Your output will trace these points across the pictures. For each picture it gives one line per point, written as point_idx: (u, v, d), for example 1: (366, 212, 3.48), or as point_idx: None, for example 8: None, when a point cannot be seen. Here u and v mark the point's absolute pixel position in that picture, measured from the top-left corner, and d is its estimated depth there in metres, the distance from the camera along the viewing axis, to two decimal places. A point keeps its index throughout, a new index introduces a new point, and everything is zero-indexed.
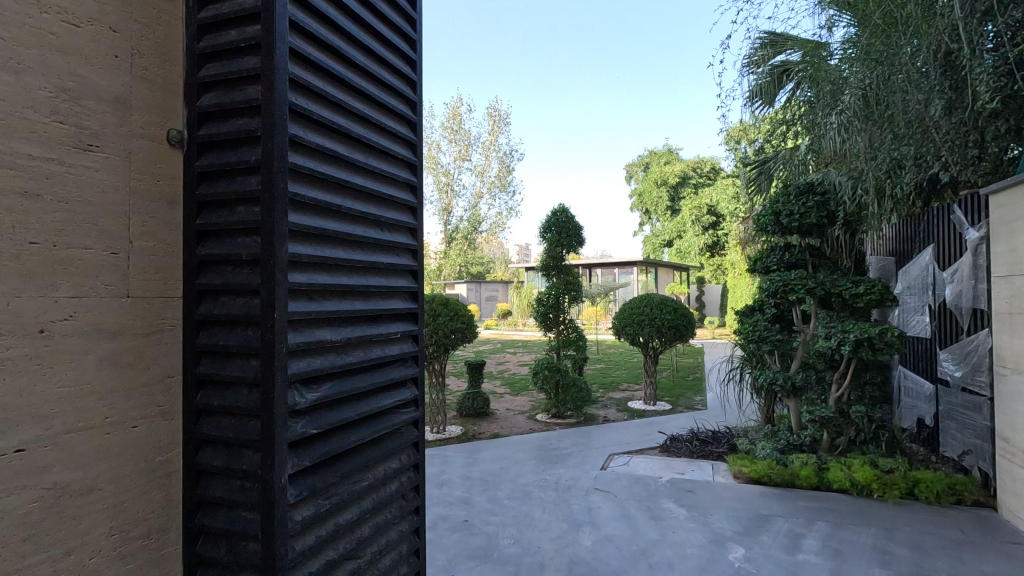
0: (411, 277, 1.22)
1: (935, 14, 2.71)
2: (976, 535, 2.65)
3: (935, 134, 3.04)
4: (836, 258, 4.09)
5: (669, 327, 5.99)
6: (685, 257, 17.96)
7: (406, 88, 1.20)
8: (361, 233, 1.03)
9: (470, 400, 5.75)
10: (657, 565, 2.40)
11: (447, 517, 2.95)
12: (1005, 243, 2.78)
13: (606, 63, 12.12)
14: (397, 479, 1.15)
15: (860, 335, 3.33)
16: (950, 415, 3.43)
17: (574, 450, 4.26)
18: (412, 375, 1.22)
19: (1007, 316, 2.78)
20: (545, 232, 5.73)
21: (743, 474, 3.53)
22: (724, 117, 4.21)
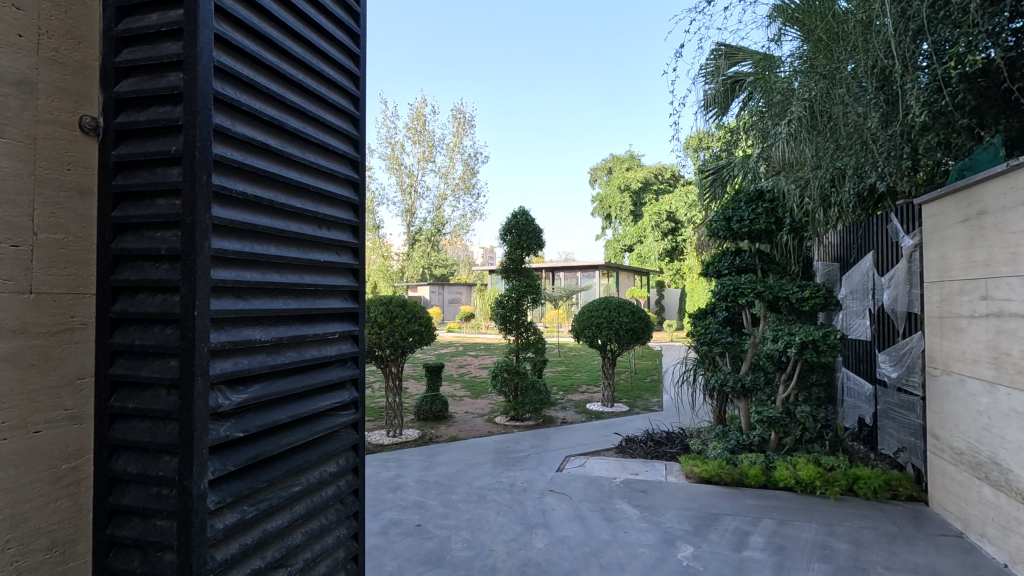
0: (352, 275, 1.20)
1: (871, 33, 2.85)
2: (910, 528, 2.77)
3: (873, 145, 3.10)
4: (782, 264, 4.25)
5: (626, 330, 6.07)
6: (646, 262, 18.31)
7: (349, 84, 1.18)
8: (296, 229, 1.00)
9: (428, 404, 5.69)
10: (608, 565, 2.42)
11: (400, 522, 2.90)
12: (935, 250, 2.94)
13: (570, 70, 12.22)
14: (334, 484, 1.12)
15: (805, 337, 3.46)
16: (888, 414, 3.59)
17: (530, 452, 4.27)
18: (352, 376, 1.19)
19: (937, 318, 2.93)
20: (505, 234, 5.71)
21: (694, 474, 3.60)
22: (676, 125, 4.32)
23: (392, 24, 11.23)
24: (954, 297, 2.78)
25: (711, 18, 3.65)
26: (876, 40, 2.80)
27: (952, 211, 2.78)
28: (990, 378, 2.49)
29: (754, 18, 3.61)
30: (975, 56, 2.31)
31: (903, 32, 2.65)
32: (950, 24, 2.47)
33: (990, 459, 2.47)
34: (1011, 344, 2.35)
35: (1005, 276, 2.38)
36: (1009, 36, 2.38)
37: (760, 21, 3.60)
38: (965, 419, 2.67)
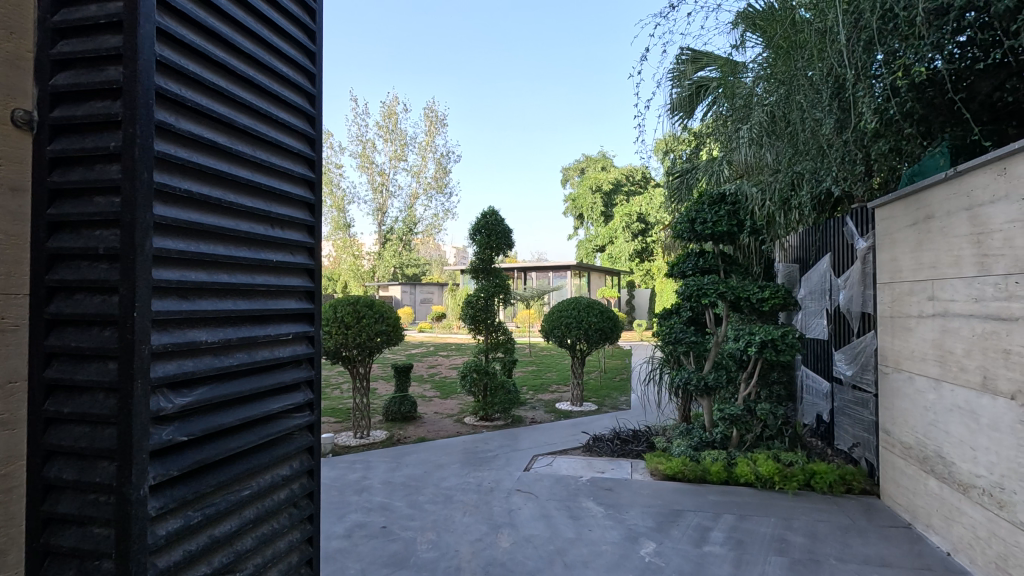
0: (307, 276, 1.18)
1: (827, 41, 2.95)
2: (862, 521, 2.87)
3: (830, 151, 3.20)
4: (744, 265, 4.36)
5: (595, 329, 6.12)
6: (616, 263, 18.54)
7: (304, 82, 1.17)
8: (246, 228, 0.98)
9: (396, 405, 5.64)
10: (571, 563, 2.44)
11: (365, 525, 2.87)
12: (887, 252, 3.05)
13: (543, 72, 12.25)
14: (287, 487, 1.10)
15: (765, 337, 3.55)
16: (843, 410, 3.71)
17: (499, 452, 4.27)
18: (307, 377, 1.17)
19: (888, 318, 3.05)
20: (474, 234, 5.70)
21: (659, 471, 3.67)
22: (641, 126, 4.39)
23: (362, 23, 11.07)
24: (904, 297, 2.89)
25: (674, 24, 3.73)
26: (833, 49, 2.89)
27: (902, 214, 2.89)
28: (936, 375, 2.60)
29: (716, 25, 3.70)
30: (921, 67, 2.40)
31: (857, 43, 2.75)
32: (899, 36, 2.56)
33: (935, 453, 2.58)
34: (954, 343, 2.46)
35: (949, 277, 2.49)
36: (954, 48, 2.49)
37: (723, 28, 3.69)
38: (913, 415, 2.78)
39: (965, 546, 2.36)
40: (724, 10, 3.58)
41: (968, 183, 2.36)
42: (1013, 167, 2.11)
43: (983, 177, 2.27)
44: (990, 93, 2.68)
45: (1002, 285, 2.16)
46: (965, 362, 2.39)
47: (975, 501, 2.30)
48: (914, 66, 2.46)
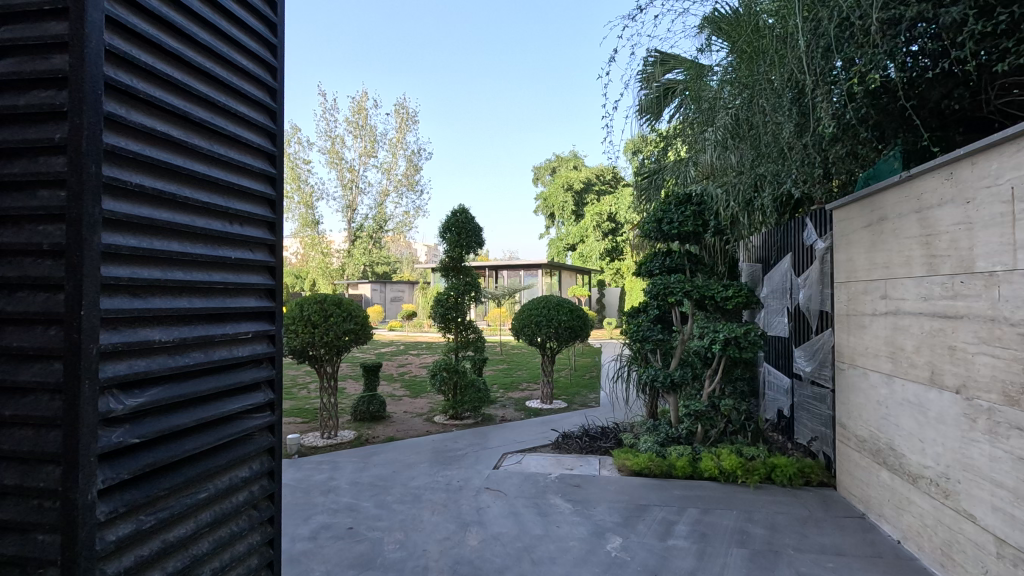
0: (268, 274, 1.16)
1: (789, 48, 3.03)
2: (820, 512, 2.97)
3: (791, 154, 3.28)
4: (710, 265, 4.46)
5: (565, 328, 6.16)
6: (587, 262, 18.70)
7: (265, 76, 1.15)
8: (203, 224, 0.96)
9: (365, 404, 5.57)
10: (539, 560, 2.46)
11: (330, 526, 2.83)
12: (844, 253, 3.16)
13: (515, 71, 12.24)
14: (246, 489, 1.08)
15: (729, 334, 3.64)
16: (803, 406, 3.83)
17: (468, 451, 4.27)
18: (267, 377, 1.15)
19: (844, 316, 3.16)
20: (444, 232, 5.66)
21: (626, 467, 3.72)
22: (609, 127, 4.44)
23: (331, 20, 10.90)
24: (860, 296, 2.99)
25: (642, 26, 3.79)
26: (793, 55, 2.98)
27: (857, 216, 3.00)
28: (888, 370, 2.71)
29: (683, 28, 3.77)
30: (875, 75, 2.49)
31: (816, 50, 2.84)
32: (855, 44, 2.64)
33: (887, 445, 2.69)
34: (905, 339, 2.57)
35: (901, 277, 2.60)
36: (907, 57, 2.58)
37: (690, 32, 3.77)
38: (867, 409, 2.89)
39: (913, 534, 2.47)
40: (692, 14, 3.66)
41: (918, 187, 2.46)
42: (959, 171, 2.21)
43: (932, 180, 2.37)
44: (940, 101, 2.80)
45: (948, 284, 2.26)
46: (915, 358, 2.49)
47: (923, 491, 2.41)
48: (869, 73, 2.55)
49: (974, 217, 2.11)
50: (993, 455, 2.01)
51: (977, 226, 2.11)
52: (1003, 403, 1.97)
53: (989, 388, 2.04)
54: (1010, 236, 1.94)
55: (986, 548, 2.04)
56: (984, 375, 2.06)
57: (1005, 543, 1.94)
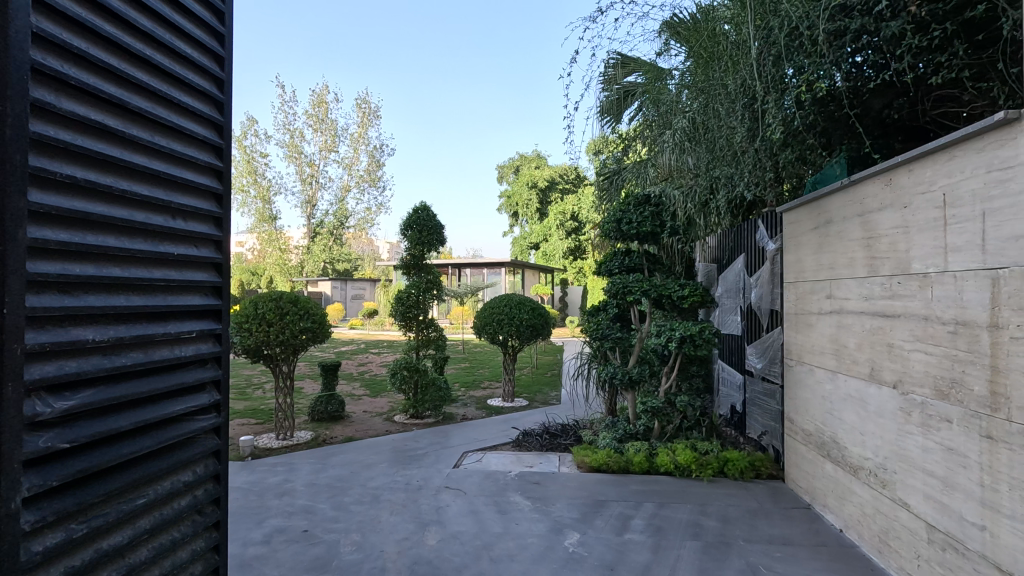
0: (214, 270, 1.12)
1: (743, 55, 3.12)
2: (769, 503, 3.09)
3: (744, 158, 3.38)
4: (667, 264, 4.56)
5: (526, 326, 6.19)
6: (551, 260, 18.83)
7: (211, 65, 1.11)
8: (142, 218, 0.92)
9: (323, 404, 5.46)
10: (498, 557, 2.47)
11: (285, 529, 2.76)
12: (793, 254, 3.29)
13: (478, 69, 12.18)
14: (189, 494, 1.04)
15: (684, 333, 3.73)
16: (754, 401, 3.97)
17: (428, 450, 4.24)
18: (213, 378, 1.11)
19: (793, 314, 3.29)
20: (405, 229, 5.59)
21: (585, 463, 3.77)
22: (570, 127, 4.49)
23: (289, 20, 10.70)
24: (807, 296, 3.12)
25: (603, 28, 3.84)
26: (747, 62, 3.07)
27: (806, 219, 3.12)
28: (832, 367, 2.84)
29: (643, 32, 3.84)
30: (822, 83, 2.59)
31: (768, 57, 2.93)
32: (804, 52, 2.74)
33: (830, 438, 2.81)
34: (848, 337, 2.69)
35: (844, 277, 2.72)
36: (852, 67, 2.68)
37: (649, 36, 3.84)
38: (813, 404, 3.01)
39: (854, 523, 2.59)
40: (651, 19, 3.72)
41: (861, 192, 2.59)
42: (897, 177, 2.33)
43: (873, 186, 2.49)
44: (881, 110, 2.95)
45: (887, 285, 2.38)
46: (856, 354, 2.62)
47: (863, 481, 2.53)
48: (816, 82, 2.66)
49: (910, 221, 2.23)
50: (925, 446, 2.13)
51: (913, 230, 2.22)
52: (935, 397, 2.09)
53: (923, 383, 2.16)
54: (943, 239, 2.05)
55: (919, 534, 2.16)
56: (918, 371, 2.18)
57: (935, 529, 2.07)
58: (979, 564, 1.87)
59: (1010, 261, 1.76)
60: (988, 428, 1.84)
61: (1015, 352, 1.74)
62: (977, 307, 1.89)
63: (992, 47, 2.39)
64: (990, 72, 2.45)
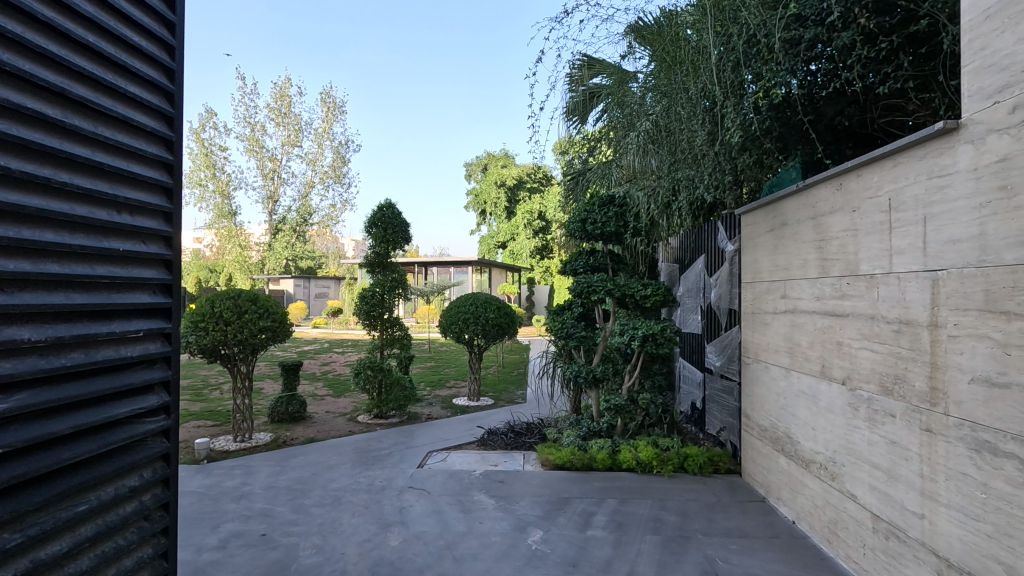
0: (164, 268, 1.08)
1: (704, 60, 3.20)
2: (726, 497, 3.17)
3: (705, 161, 3.45)
4: (631, 264, 4.63)
5: (491, 325, 6.18)
6: (518, 259, 18.88)
7: (161, 55, 1.07)
8: (83, 212, 0.88)
9: (283, 405, 5.33)
10: (460, 557, 2.46)
11: (242, 534, 2.69)
12: (750, 255, 3.38)
13: (445, 66, 12.10)
14: (136, 499, 1.01)
15: (647, 331, 3.80)
16: (713, 398, 4.07)
17: (392, 450, 4.19)
18: (163, 379, 1.07)
19: (749, 314, 3.39)
20: (369, 227, 5.51)
21: (549, 461, 3.81)
22: (535, 127, 4.51)
23: (253, 15, 10.46)
24: (763, 295, 3.22)
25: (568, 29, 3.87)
26: (707, 67, 3.15)
27: (762, 221, 3.21)
28: (786, 364, 2.94)
29: (607, 35, 3.89)
30: (778, 90, 2.67)
31: (727, 63, 3.02)
32: (761, 59, 2.82)
33: (785, 434, 2.91)
34: (801, 336, 2.78)
35: (798, 278, 2.82)
36: (806, 75, 2.77)
37: (614, 39, 3.90)
38: (768, 400, 3.11)
39: (806, 515, 2.69)
40: (616, 21, 3.78)
41: (813, 196, 2.68)
42: (847, 182, 2.42)
43: (825, 190, 2.59)
44: (834, 117, 3.05)
45: (837, 285, 2.48)
46: (808, 352, 2.72)
47: (815, 474, 2.63)
48: (772, 88, 2.74)
49: (859, 225, 2.33)
50: (871, 440, 2.23)
51: (861, 233, 2.32)
52: (881, 393, 2.18)
53: (869, 379, 2.25)
54: (888, 243, 2.15)
55: (865, 524, 2.26)
56: (865, 368, 2.27)
57: (880, 519, 2.17)
58: (919, 552, 1.97)
59: (948, 263, 1.86)
60: (928, 422, 1.93)
61: (953, 350, 1.83)
62: (919, 307, 1.98)
63: (934, 60, 2.52)
64: (931, 84, 2.58)
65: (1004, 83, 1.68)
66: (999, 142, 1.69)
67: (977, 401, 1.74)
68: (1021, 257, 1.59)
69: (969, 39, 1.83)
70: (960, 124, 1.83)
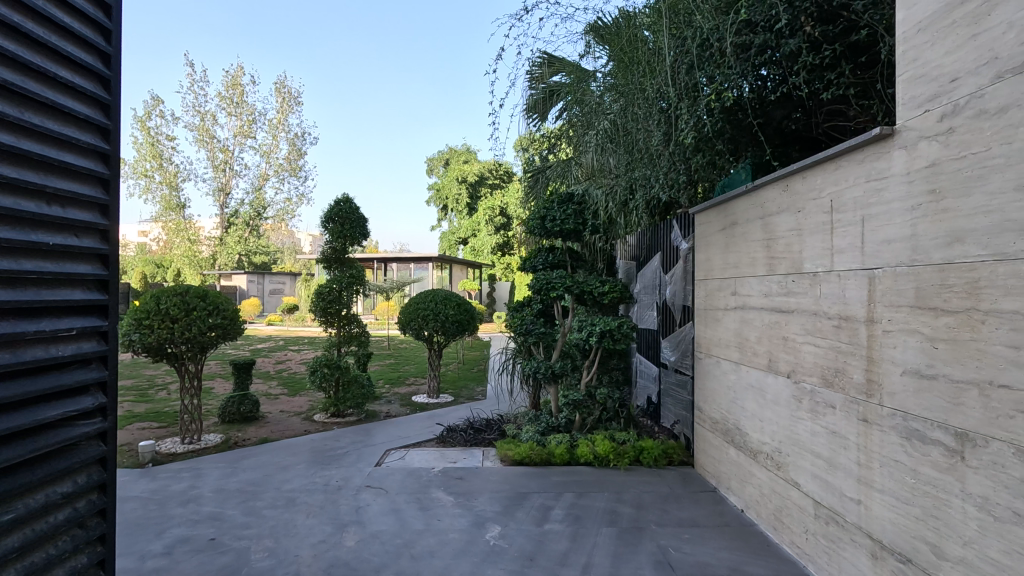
0: (100, 264, 1.03)
1: (660, 62, 3.27)
2: (679, 489, 3.27)
3: (660, 161, 3.54)
4: (590, 262, 4.70)
5: (451, 321, 6.15)
6: (479, 255, 18.83)
7: (96, 39, 1.02)
8: (9, 203, 0.83)
9: (235, 405, 5.16)
10: (418, 555, 2.45)
11: (189, 539, 2.60)
12: (703, 253, 3.49)
13: (405, 60, 11.93)
14: (69, 506, 0.96)
15: (604, 328, 3.86)
16: (668, 392, 4.18)
17: (349, 450, 4.12)
18: (99, 379, 1.02)
19: (702, 310, 3.49)
20: (326, 222, 5.38)
21: (508, 457, 3.82)
22: (494, 123, 4.51)
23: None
24: (715, 292, 3.32)
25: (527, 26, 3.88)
26: (663, 69, 3.22)
27: (715, 220, 3.31)
28: (735, 359, 3.04)
29: (566, 33, 3.92)
30: (729, 93, 2.76)
31: (682, 66, 3.09)
32: (714, 63, 2.90)
33: (734, 426, 3.01)
34: (749, 331, 2.89)
35: (747, 276, 2.92)
36: (756, 80, 2.87)
37: (573, 37, 3.93)
38: (719, 394, 3.21)
39: (753, 503, 2.80)
40: (575, 20, 3.81)
41: (761, 197, 2.79)
42: (793, 185, 2.52)
43: (772, 191, 2.69)
44: (782, 120, 3.18)
45: (784, 283, 2.58)
46: (756, 347, 2.82)
47: (761, 464, 2.74)
48: (724, 91, 2.82)
49: (803, 225, 2.43)
50: (813, 430, 2.33)
51: (806, 233, 2.42)
52: (822, 385, 2.29)
53: (812, 373, 2.36)
54: (829, 243, 2.26)
55: (807, 510, 2.36)
56: (808, 362, 2.38)
57: (821, 505, 2.28)
58: (855, 535, 2.08)
59: (883, 262, 1.96)
60: (864, 412, 2.04)
61: (887, 344, 1.94)
62: (857, 304, 2.09)
63: (872, 69, 2.65)
64: (870, 92, 2.71)
65: (933, 93, 1.79)
66: (929, 148, 1.79)
67: (907, 391, 1.85)
68: (948, 256, 1.70)
69: (903, 51, 1.93)
70: (894, 131, 1.94)
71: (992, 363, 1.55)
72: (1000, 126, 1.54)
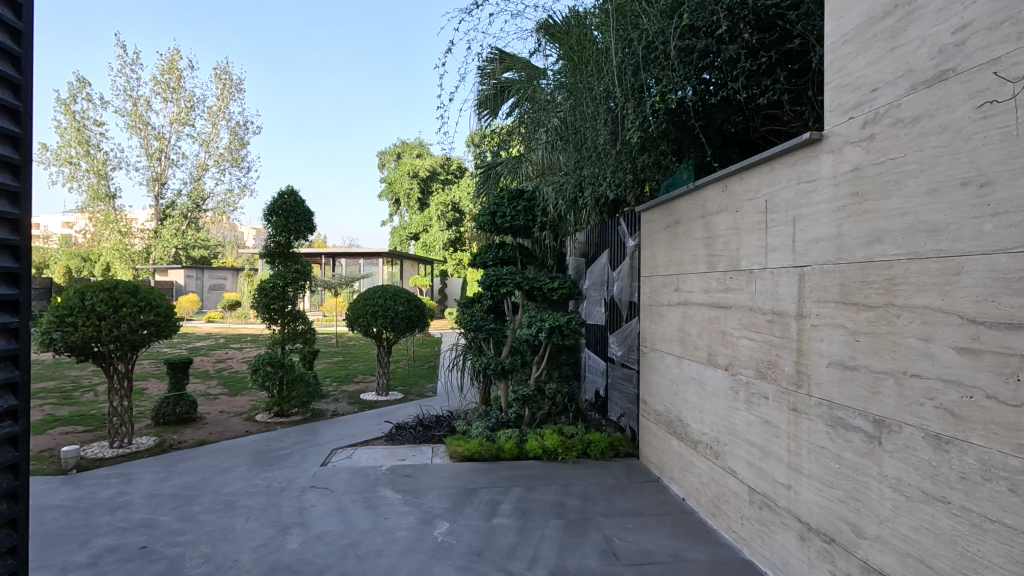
0: (9, 254, 0.95)
1: (608, 62, 3.32)
2: (625, 480, 3.35)
3: (608, 160, 3.61)
4: (540, 258, 4.75)
5: (400, 318, 6.07)
6: (430, 251, 18.64)
7: (3, 12, 0.94)
8: None
9: (170, 406, 4.91)
10: (364, 554, 2.41)
11: (117, 548, 2.45)
12: (648, 250, 3.58)
13: (355, 51, 11.66)
14: None
15: (553, 324, 3.90)
16: (614, 385, 4.28)
17: (293, 450, 4.00)
18: (9, 380, 0.94)
19: (647, 306, 3.59)
20: (269, 215, 5.19)
21: (457, 453, 3.81)
22: (444, 118, 4.47)
23: None
24: (659, 288, 3.42)
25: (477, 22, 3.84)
26: (610, 69, 3.28)
27: (659, 218, 3.41)
28: (678, 352, 3.15)
29: (516, 30, 3.92)
30: (673, 96, 2.84)
31: (628, 67, 3.15)
32: (659, 65, 2.97)
33: (677, 418, 3.12)
34: (691, 326, 3.00)
35: (689, 272, 3.02)
36: (698, 84, 2.96)
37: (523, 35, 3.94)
38: (662, 387, 3.32)
39: (694, 491, 2.91)
40: (526, 17, 3.81)
41: (702, 197, 2.89)
42: (731, 185, 2.63)
43: (712, 192, 2.79)
44: (723, 123, 3.30)
45: (723, 279, 2.68)
46: (697, 341, 2.93)
47: (701, 453, 2.85)
48: (668, 94, 2.91)
49: (740, 224, 2.54)
50: (748, 420, 2.45)
51: (743, 231, 2.53)
52: (757, 377, 2.40)
53: (747, 365, 2.47)
54: (764, 241, 2.37)
55: (743, 496, 2.48)
56: (745, 355, 2.49)
57: (755, 491, 2.39)
58: (786, 518, 2.20)
59: (812, 261, 2.08)
60: (794, 402, 2.16)
61: (815, 337, 2.05)
62: (789, 299, 2.20)
63: (804, 76, 2.80)
64: (803, 99, 2.86)
65: (857, 101, 1.90)
66: (853, 153, 1.90)
67: (832, 381, 1.97)
68: (869, 255, 1.81)
69: (830, 60, 2.04)
70: (822, 136, 2.05)
71: (906, 354, 1.66)
72: (914, 134, 1.65)
